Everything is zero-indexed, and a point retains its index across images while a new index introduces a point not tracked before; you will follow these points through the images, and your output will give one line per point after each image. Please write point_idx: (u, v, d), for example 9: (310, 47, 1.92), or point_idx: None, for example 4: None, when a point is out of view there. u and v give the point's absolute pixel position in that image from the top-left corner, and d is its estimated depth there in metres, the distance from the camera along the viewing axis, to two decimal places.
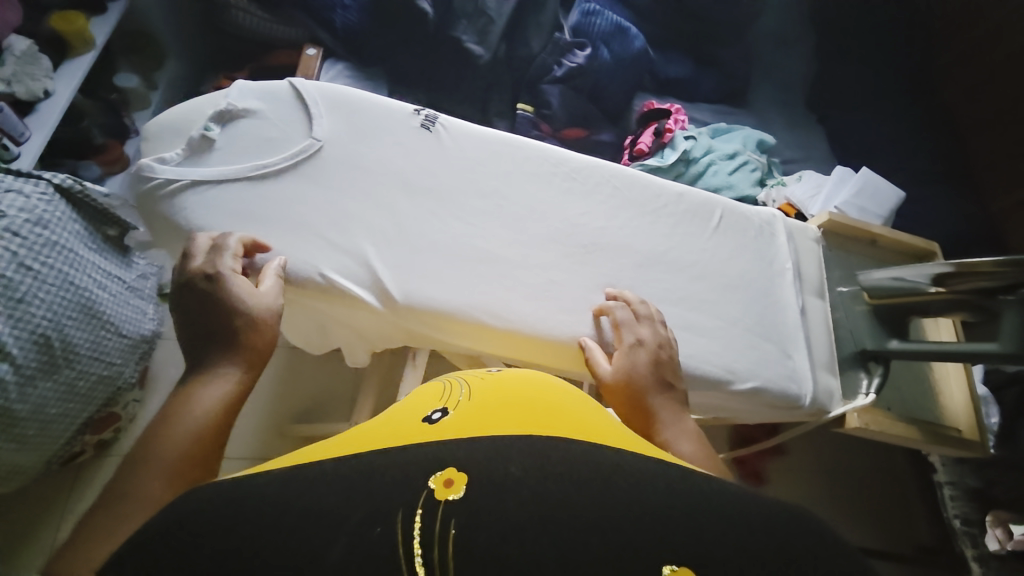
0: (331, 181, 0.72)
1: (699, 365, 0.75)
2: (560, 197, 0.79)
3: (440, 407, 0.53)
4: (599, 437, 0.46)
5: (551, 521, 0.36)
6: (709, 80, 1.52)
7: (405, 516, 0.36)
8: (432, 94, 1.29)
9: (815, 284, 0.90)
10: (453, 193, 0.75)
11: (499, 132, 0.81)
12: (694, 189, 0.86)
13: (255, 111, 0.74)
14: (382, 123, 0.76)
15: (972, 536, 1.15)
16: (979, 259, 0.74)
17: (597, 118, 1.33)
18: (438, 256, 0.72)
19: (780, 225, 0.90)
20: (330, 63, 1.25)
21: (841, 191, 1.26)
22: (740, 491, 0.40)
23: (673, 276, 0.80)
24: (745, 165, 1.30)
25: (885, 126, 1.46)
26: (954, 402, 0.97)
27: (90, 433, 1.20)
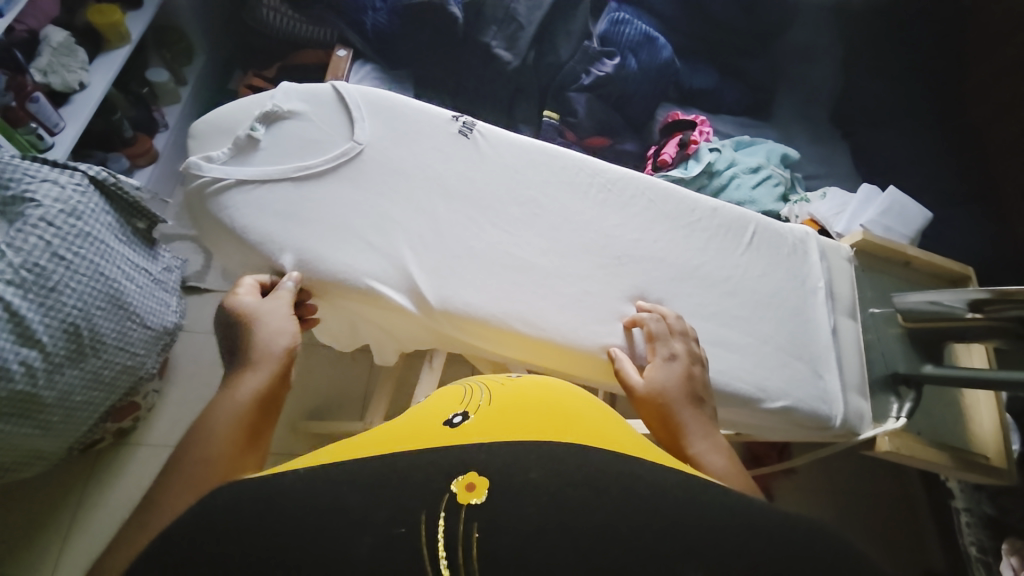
0: (371, 184, 0.72)
1: (729, 381, 0.75)
2: (596, 208, 0.80)
3: (462, 410, 0.53)
4: (622, 446, 0.46)
5: (572, 528, 0.36)
6: (734, 92, 1.52)
7: (428, 517, 0.37)
8: (458, 99, 1.30)
9: (847, 304, 0.89)
10: (492, 200, 0.76)
11: (536, 141, 0.81)
12: (728, 204, 0.86)
13: (299, 113, 0.75)
14: (422, 129, 0.77)
15: (987, 564, 1.12)
16: (1014, 288, 0.74)
17: (621, 128, 1.33)
18: (476, 262, 0.72)
19: (813, 244, 0.89)
20: (360, 64, 1.27)
21: (867, 210, 1.25)
22: (764, 507, 0.39)
23: (706, 291, 0.80)
24: (769, 179, 1.30)
25: (909, 144, 1.44)
26: (984, 429, 0.96)
27: (111, 420, 1.22)
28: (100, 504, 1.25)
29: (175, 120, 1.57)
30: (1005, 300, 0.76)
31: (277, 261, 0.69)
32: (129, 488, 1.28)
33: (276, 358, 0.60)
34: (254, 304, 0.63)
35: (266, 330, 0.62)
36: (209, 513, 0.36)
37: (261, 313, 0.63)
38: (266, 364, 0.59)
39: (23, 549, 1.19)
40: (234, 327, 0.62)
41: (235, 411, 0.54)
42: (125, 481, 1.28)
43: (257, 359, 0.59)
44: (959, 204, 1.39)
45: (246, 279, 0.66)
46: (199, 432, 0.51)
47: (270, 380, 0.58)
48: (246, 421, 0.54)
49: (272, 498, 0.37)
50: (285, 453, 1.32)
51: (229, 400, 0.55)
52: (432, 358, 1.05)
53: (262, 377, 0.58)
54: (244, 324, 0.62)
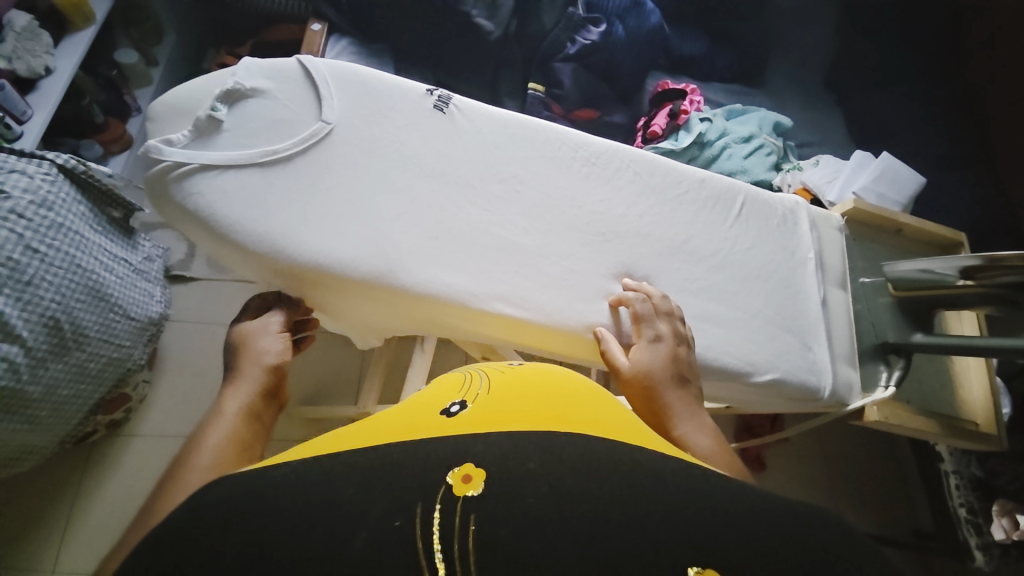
0: (345, 166, 0.70)
1: (717, 356, 0.74)
2: (580, 183, 0.77)
3: (460, 399, 0.52)
4: (613, 433, 0.46)
5: (571, 517, 0.35)
6: (724, 58, 1.52)
7: (424, 510, 0.36)
8: (439, 74, 1.25)
9: (837, 274, 0.88)
10: (473, 177, 0.73)
11: (516, 113, 0.78)
12: (716, 174, 0.84)
13: (264, 91, 0.71)
14: (395, 104, 0.73)
15: (976, 525, 1.14)
16: (1008, 253, 0.72)
17: (609, 99, 1.28)
18: (461, 246, 0.70)
19: (803, 214, 0.87)
20: (336, 38, 1.23)
21: (860, 177, 1.23)
22: (757, 488, 0.40)
23: (694, 266, 0.79)
24: (761, 149, 1.31)
25: (903, 109, 1.42)
26: (973, 396, 0.96)
27: (101, 414, 1.21)
28: (100, 494, 1.26)
29: (148, 104, 1.51)
30: (1002, 267, 0.74)
31: (250, 251, 0.66)
32: (127, 478, 1.28)
33: (259, 374, 0.63)
34: (242, 328, 0.68)
35: (255, 346, 0.65)
36: (205, 512, 0.36)
37: (252, 333, 0.67)
38: (250, 380, 0.62)
39: (24, 541, 1.21)
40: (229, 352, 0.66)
41: (225, 423, 0.56)
42: (122, 471, 1.28)
43: (243, 374, 0.63)
44: (953, 168, 1.37)
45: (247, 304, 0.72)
46: (194, 440, 0.54)
47: (256, 396, 0.61)
48: (234, 432, 0.55)
49: (261, 496, 0.36)
50: (278, 440, 1.32)
51: (219, 412, 0.57)
52: (424, 341, 1.04)
53: (245, 394, 0.60)
54: (233, 348, 0.66)
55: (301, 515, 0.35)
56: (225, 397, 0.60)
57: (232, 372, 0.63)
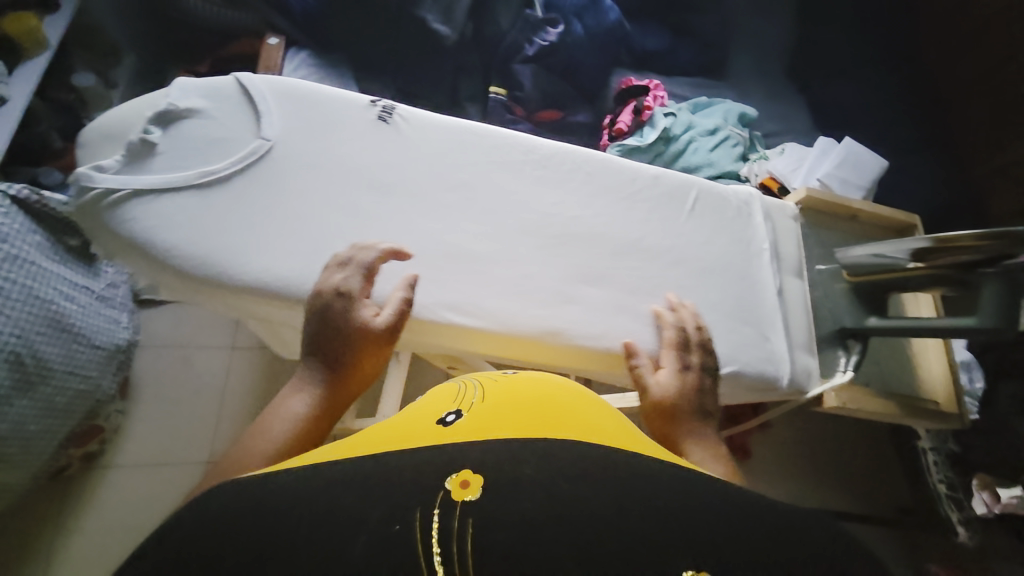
0: (289, 182, 0.68)
1: (676, 353, 0.74)
2: (531, 186, 0.77)
3: (455, 409, 0.52)
4: (611, 440, 0.47)
5: (567, 519, 0.34)
6: (687, 51, 1.53)
7: (422, 516, 0.34)
8: (400, 81, 1.23)
9: (793, 263, 0.89)
10: (420, 186, 0.73)
11: (463, 120, 0.78)
12: (669, 170, 0.84)
13: (199, 111, 0.69)
14: (338, 117, 0.73)
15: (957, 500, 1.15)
16: (959, 233, 0.70)
17: (572, 98, 1.28)
18: (409, 257, 0.70)
19: (757, 205, 0.88)
20: (294, 51, 1.22)
21: (823, 164, 1.25)
22: (699, 485, 0.39)
23: (650, 263, 0.78)
24: (727, 140, 1.33)
25: (863, 94, 1.45)
26: (932, 374, 0.98)
27: (74, 447, 1.17)
28: (78, 528, 1.21)
29: None
30: (952, 247, 0.72)
31: (190, 274, 0.64)
32: (105, 512, 1.23)
33: (354, 376, 0.60)
34: (362, 314, 0.62)
35: (362, 342, 0.61)
36: (193, 532, 0.35)
37: (365, 323, 0.62)
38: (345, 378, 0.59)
39: None
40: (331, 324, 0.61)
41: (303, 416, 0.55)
42: (103, 503, 1.25)
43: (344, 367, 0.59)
44: (916, 150, 1.39)
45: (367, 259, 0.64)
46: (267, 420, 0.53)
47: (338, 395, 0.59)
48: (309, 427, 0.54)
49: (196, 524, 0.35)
50: None
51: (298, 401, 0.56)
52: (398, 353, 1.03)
53: (331, 390, 0.58)
54: (339, 326, 0.61)
55: (296, 531, 0.34)
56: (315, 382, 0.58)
57: (337, 355, 0.60)
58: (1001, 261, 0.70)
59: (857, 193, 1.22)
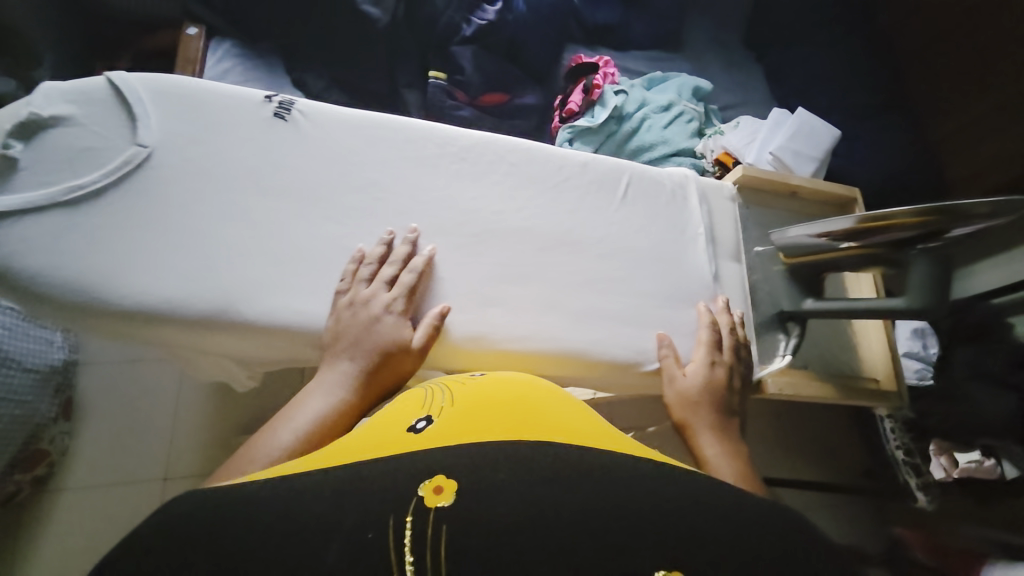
0: (174, 192, 0.63)
1: (606, 350, 0.73)
2: (447, 182, 0.73)
3: (424, 415, 0.49)
4: (588, 440, 0.45)
5: (539, 521, 0.35)
6: (639, 24, 1.48)
7: (395, 522, 0.34)
8: (333, 68, 1.15)
9: (731, 246, 0.85)
10: (324, 188, 0.68)
11: (371, 112, 0.73)
12: (600, 156, 0.81)
13: (66, 118, 0.63)
14: (229, 116, 0.67)
15: (915, 465, 1.16)
16: (895, 211, 0.66)
17: (517, 80, 1.23)
18: (313, 268, 0.66)
19: (692, 188, 0.85)
20: (216, 41, 1.14)
21: (775, 138, 1.22)
22: (616, 493, 0.37)
23: (579, 257, 0.75)
24: (681, 116, 1.30)
25: (819, 60, 1.41)
26: (872, 354, 0.99)
27: (18, 473, 1.07)
28: (35, 558, 1.11)
29: None
30: (888, 224, 0.68)
31: (66, 301, 0.59)
32: (62, 537, 1.13)
33: (376, 382, 0.62)
34: (395, 331, 0.64)
35: (388, 355, 0.63)
36: (121, 557, 0.31)
37: (393, 338, 0.64)
38: (369, 383, 0.61)
39: None
40: (363, 338, 0.63)
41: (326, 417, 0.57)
42: (60, 529, 1.14)
43: (368, 374, 0.62)
44: (878, 114, 1.35)
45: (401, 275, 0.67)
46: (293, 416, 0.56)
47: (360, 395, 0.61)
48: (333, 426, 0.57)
49: None
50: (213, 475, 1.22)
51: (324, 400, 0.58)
52: None
53: (353, 394, 0.60)
54: (372, 339, 0.63)
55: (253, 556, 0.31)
56: (343, 384, 0.60)
57: (365, 364, 0.62)
58: (937, 237, 0.68)
59: (812, 164, 1.20)
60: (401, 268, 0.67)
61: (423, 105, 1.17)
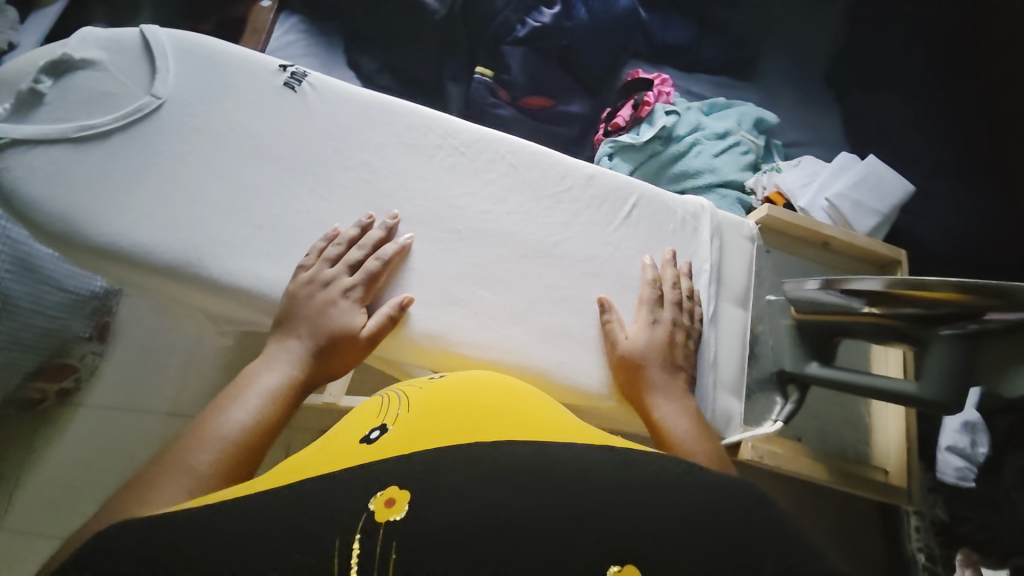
0: (172, 144, 0.66)
1: (568, 374, 0.69)
2: (441, 173, 0.73)
3: (379, 425, 0.47)
4: (549, 433, 0.42)
5: (495, 533, 0.33)
6: (711, 47, 1.40)
7: (342, 543, 0.33)
8: (388, 53, 1.18)
9: (738, 291, 0.80)
10: (315, 161, 0.69)
11: (377, 94, 0.75)
12: (607, 171, 0.79)
13: (95, 62, 0.69)
14: (242, 80, 0.71)
15: (933, 573, 1.02)
16: (933, 280, 0.55)
17: (564, 87, 1.20)
18: (284, 238, 0.67)
19: (706, 220, 0.81)
20: (285, 16, 1.21)
21: (836, 183, 1.11)
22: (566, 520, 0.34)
23: (561, 271, 0.73)
24: (737, 146, 1.22)
25: (913, 106, 1.24)
26: (887, 444, 0.88)
27: (42, 382, 1.18)
28: (45, 463, 1.21)
29: None
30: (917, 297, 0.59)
31: (49, 231, 0.62)
32: (71, 448, 1.22)
33: (323, 361, 0.63)
34: (345, 315, 0.64)
35: (340, 336, 0.63)
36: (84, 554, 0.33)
37: (343, 322, 0.63)
38: (316, 359, 0.62)
39: None
40: (313, 320, 0.63)
41: (270, 393, 0.58)
42: (72, 442, 1.23)
43: (315, 350, 0.62)
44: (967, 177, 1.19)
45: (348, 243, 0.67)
46: (240, 389, 0.57)
47: (305, 373, 0.61)
48: (279, 402, 0.58)
49: None
50: None
51: (266, 376, 0.59)
52: None
53: (295, 369, 0.61)
54: (322, 322, 0.63)
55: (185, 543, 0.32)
56: (287, 360, 0.61)
57: (314, 345, 0.62)
58: (978, 319, 0.58)
59: (873, 219, 1.07)
60: (356, 236, 0.67)
61: (465, 99, 1.18)
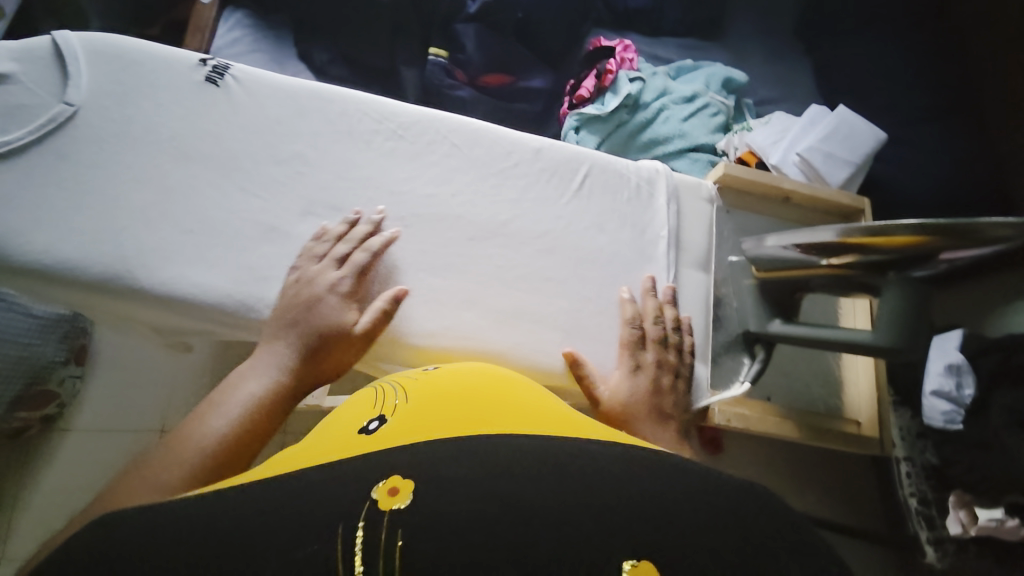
0: (91, 154, 0.65)
1: (526, 354, 0.71)
2: (382, 160, 0.74)
3: (376, 416, 0.44)
4: (569, 431, 0.39)
5: (510, 522, 0.30)
6: (675, 8, 1.36)
7: (345, 532, 0.30)
8: (338, 41, 1.13)
9: (699, 254, 0.83)
10: (246, 158, 0.69)
11: (306, 81, 0.74)
12: (554, 144, 0.80)
13: (3, 74, 0.65)
14: (163, 79, 0.69)
15: (929, 517, 1.02)
16: (896, 224, 0.57)
17: (522, 62, 1.17)
18: (220, 239, 0.66)
19: (660, 183, 0.84)
20: (228, 11, 1.15)
21: (807, 137, 1.09)
22: (571, 504, 0.31)
23: (515, 250, 0.74)
24: (705, 109, 1.19)
25: (883, 51, 1.21)
26: (858, 391, 0.89)
27: (24, 412, 1.11)
28: (34, 491, 1.16)
29: None
30: (886, 242, 0.60)
31: None
32: (65, 475, 1.18)
33: (312, 365, 0.61)
34: (337, 313, 0.63)
35: (331, 335, 0.62)
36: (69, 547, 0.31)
37: (333, 319, 0.62)
38: (305, 365, 0.60)
39: None
40: (303, 320, 0.62)
41: (252, 403, 0.55)
42: (62, 467, 1.19)
43: (303, 354, 0.60)
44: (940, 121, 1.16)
45: (339, 242, 0.67)
46: (222, 399, 0.55)
47: (293, 379, 0.59)
48: (261, 412, 0.55)
49: None
50: None
51: (251, 385, 0.57)
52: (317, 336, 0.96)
53: (283, 375, 0.59)
54: (312, 320, 0.62)
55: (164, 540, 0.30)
56: (276, 366, 0.59)
57: (301, 348, 0.60)
58: (930, 263, 0.61)
59: (845, 170, 1.05)
60: (339, 234, 0.68)
61: (422, 84, 1.14)
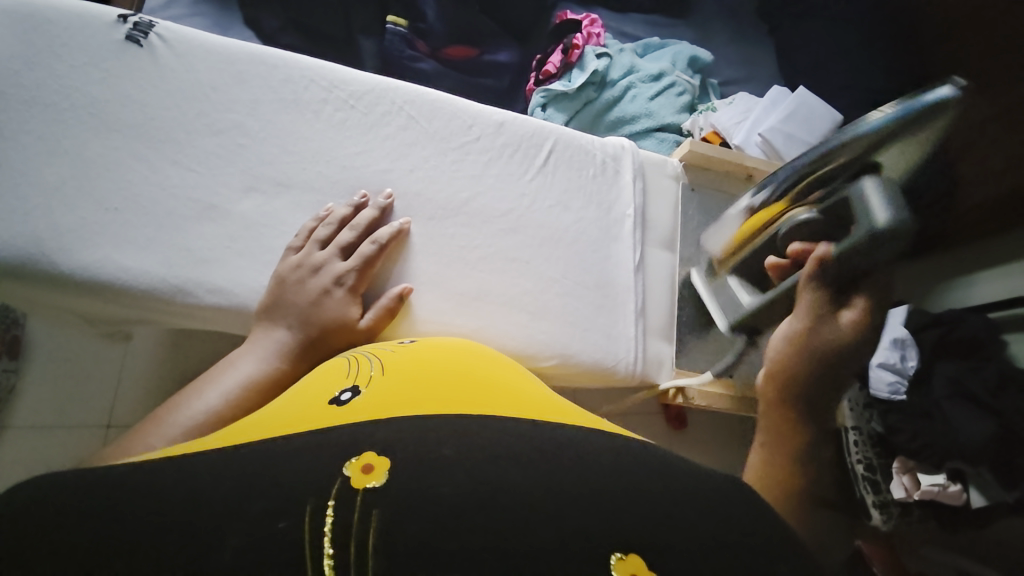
0: (1, 121, 0.58)
1: (493, 338, 0.69)
2: (332, 133, 0.69)
3: (350, 385, 0.42)
4: (559, 415, 0.40)
5: (490, 504, 0.28)
6: None
7: (315, 508, 0.27)
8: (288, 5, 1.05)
9: (663, 234, 0.86)
10: (176, 128, 0.63)
11: (246, 45, 0.68)
12: (519, 118, 0.78)
13: None
14: (77, 37, 0.62)
15: None
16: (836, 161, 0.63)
17: (486, 35, 1.13)
18: (149, 217, 0.61)
19: (626, 160, 0.83)
20: None
21: (768, 117, 1.10)
22: (564, 477, 0.31)
23: (476, 229, 0.72)
24: (671, 87, 1.18)
25: None
26: None
27: None
28: None
29: None
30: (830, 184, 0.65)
31: None
32: None
33: (309, 353, 0.58)
34: (342, 308, 0.61)
35: (332, 325, 0.60)
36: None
37: (337, 312, 0.61)
38: (305, 352, 0.58)
39: None
40: (310, 313, 0.59)
41: (245, 383, 0.53)
42: None
43: (303, 339, 0.58)
44: None
45: (344, 229, 0.65)
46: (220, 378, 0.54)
47: (287, 363, 0.57)
48: (255, 393, 0.53)
49: None
50: None
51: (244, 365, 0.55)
52: None
53: (276, 359, 0.56)
54: (316, 310, 0.60)
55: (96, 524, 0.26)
56: (274, 350, 0.57)
57: (301, 334, 0.58)
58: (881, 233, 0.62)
59: None
60: (345, 218, 0.66)
61: (380, 54, 1.07)
